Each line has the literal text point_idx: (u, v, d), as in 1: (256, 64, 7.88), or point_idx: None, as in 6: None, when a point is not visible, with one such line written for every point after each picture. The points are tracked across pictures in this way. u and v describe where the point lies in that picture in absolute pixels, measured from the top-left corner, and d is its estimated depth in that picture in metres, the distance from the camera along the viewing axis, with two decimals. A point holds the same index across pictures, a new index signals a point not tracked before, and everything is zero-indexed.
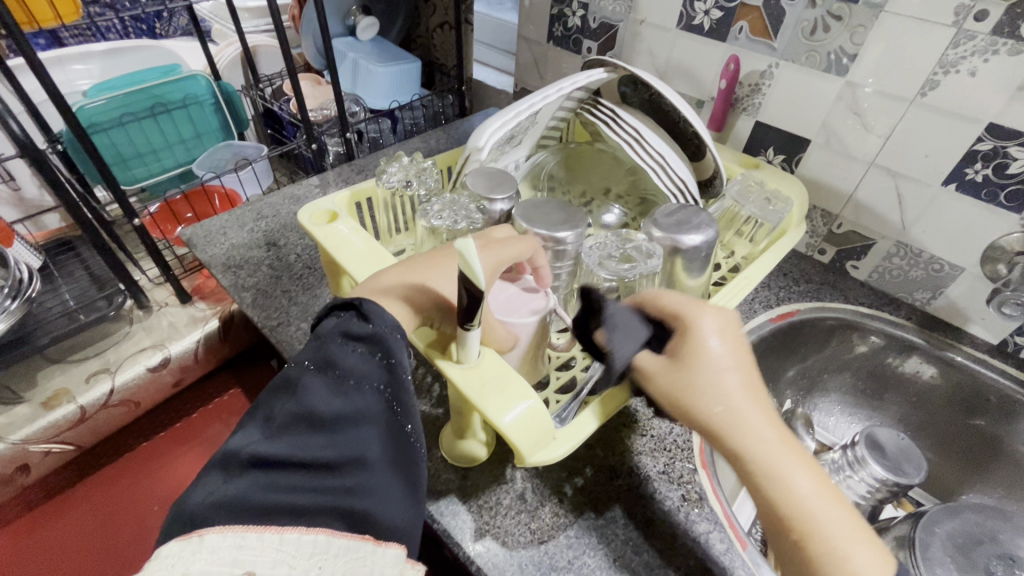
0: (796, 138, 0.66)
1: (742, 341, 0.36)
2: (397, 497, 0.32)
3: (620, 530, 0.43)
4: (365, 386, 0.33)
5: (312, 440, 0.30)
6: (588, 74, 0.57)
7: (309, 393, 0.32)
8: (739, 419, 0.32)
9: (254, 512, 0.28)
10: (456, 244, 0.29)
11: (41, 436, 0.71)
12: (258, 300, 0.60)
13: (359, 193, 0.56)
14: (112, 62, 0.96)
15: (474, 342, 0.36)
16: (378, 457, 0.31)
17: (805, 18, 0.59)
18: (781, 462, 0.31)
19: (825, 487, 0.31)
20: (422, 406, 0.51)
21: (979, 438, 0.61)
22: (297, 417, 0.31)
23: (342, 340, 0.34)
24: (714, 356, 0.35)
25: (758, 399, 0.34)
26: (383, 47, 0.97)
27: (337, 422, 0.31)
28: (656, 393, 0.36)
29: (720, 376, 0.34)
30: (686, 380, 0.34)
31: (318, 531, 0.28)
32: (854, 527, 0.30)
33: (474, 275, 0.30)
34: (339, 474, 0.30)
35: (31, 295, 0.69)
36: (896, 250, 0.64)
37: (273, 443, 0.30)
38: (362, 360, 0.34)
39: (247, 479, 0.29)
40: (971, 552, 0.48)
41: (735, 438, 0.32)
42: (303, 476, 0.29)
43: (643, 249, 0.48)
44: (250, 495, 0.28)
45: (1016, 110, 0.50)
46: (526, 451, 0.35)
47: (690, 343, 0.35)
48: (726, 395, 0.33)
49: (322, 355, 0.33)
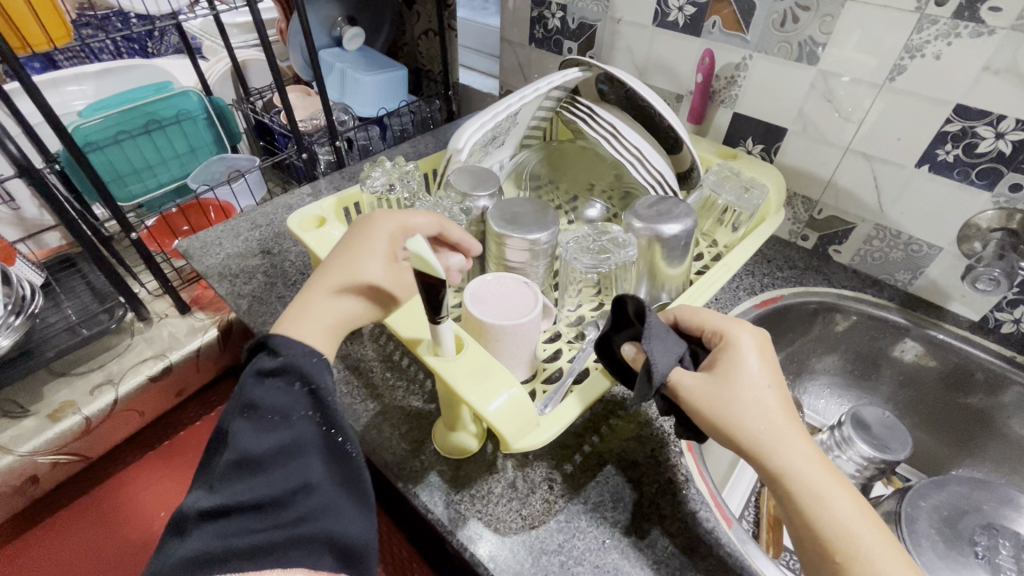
0: (773, 128, 0.67)
1: (777, 364, 0.39)
2: (352, 513, 0.34)
3: (609, 514, 0.44)
4: (292, 419, 0.34)
5: (257, 482, 0.32)
6: (564, 73, 0.59)
7: (238, 437, 0.33)
8: (780, 438, 0.35)
9: (221, 562, 0.30)
10: (410, 244, 0.31)
11: (48, 448, 0.73)
12: (253, 306, 0.62)
13: (346, 198, 0.57)
14: (105, 81, 0.97)
15: (447, 334, 0.37)
16: (321, 479, 0.34)
17: (774, 10, 0.60)
18: (819, 479, 0.34)
19: (861, 506, 0.34)
20: (414, 402, 0.52)
21: (965, 414, 0.62)
22: (234, 465, 0.33)
23: (257, 378, 0.35)
24: (755, 377, 0.38)
25: (795, 420, 0.37)
26: (369, 55, 0.98)
27: (271, 459, 0.33)
28: (695, 411, 0.38)
29: (762, 396, 0.37)
30: (729, 397, 0.37)
31: (294, 569, 0.31)
32: (888, 543, 0.33)
33: (433, 273, 0.31)
34: (289, 508, 0.32)
35: (33, 311, 0.70)
36: (875, 233, 0.65)
37: (217, 496, 0.32)
38: (283, 396, 0.35)
39: (200, 534, 0.31)
40: (956, 523, 0.49)
41: (776, 455, 0.35)
42: (254, 519, 0.32)
43: (619, 240, 0.50)
44: (206, 549, 0.31)
45: (981, 90, 0.51)
46: (511, 437, 0.37)
47: (733, 363, 0.38)
48: (767, 413, 0.36)
49: (242, 400, 0.35)
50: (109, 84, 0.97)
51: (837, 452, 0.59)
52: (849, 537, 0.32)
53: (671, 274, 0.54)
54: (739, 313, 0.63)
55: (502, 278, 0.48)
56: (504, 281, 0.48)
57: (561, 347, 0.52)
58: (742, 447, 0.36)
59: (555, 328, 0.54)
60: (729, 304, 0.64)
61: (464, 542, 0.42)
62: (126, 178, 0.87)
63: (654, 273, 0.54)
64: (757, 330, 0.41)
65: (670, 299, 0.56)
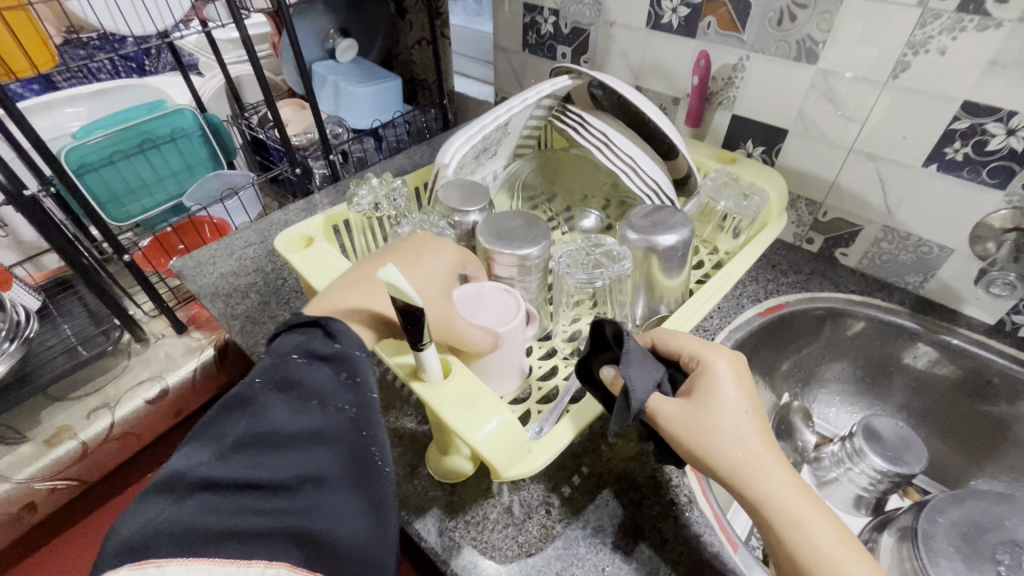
0: (774, 129, 0.65)
1: (755, 389, 0.37)
2: (359, 517, 0.30)
3: (609, 539, 0.42)
4: (328, 406, 0.33)
5: (270, 460, 0.30)
6: (553, 82, 0.57)
7: (268, 410, 0.31)
8: (758, 465, 0.34)
9: (205, 540, 0.26)
10: (381, 275, 0.30)
11: (44, 474, 0.73)
12: (246, 327, 0.61)
13: (335, 216, 0.56)
14: (99, 102, 0.97)
15: (432, 360, 0.36)
16: (336, 473, 0.30)
17: (771, 8, 0.58)
18: (799, 506, 0.33)
19: (844, 535, 0.32)
20: (408, 423, 0.51)
21: (984, 422, 0.59)
22: (255, 436, 0.30)
23: (306, 359, 0.35)
24: (733, 403, 0.36)
25: (773, 446, 0.35)
26: (363, 67, 0.97)
27: (299, 441, 0.31)
28: (673, 438, 0.37)
29: (740, 421, 0.35)
30: (706, 424, 0.35)
31: (280, 565, 0.26)
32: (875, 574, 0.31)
33: (409, 303, 0.30)
34: (294, 495, 0.29)
35: (28, 336, 0.70)
36: (883, 235, 0.63)
37: (225, 465, 0.29)
38: (329, 382, 0.34)
39: (194, 501, 0.27)
40: (976, 540, 0.47)
41: (755, 483, 0.33)
42: (257, 498, 0.28)
43: (614, 252, 0.48)
44: (195, 520, 0.27)
45: (990, 87, 0.49)
46: (500, 465, 0.35)
47: (709, 387, 0.37)
48: (744, 440, 0.34)
49: (281, 374, 0.33)
50: (103, 105, 0.97)
51: (849, 465, 0.57)
52: (832, 569, 0.31)
53: (669, 286, 0.52)
54: (742, 322, 0.61)
55: (478, 286, 0.47)
56: (480, 288, 0.47)
57: (557, 363, 0.50)
58: (720, 475, 0.35)
59: (552, 344, 0.53)
60: (731, 313, 0.63)
61: (459, 573, 0.41)
62: (122, 198, 0.87)
63: (652, 284, 0.52)
64: (735, 354, 0.39)
65: (669, 311, 0.54)
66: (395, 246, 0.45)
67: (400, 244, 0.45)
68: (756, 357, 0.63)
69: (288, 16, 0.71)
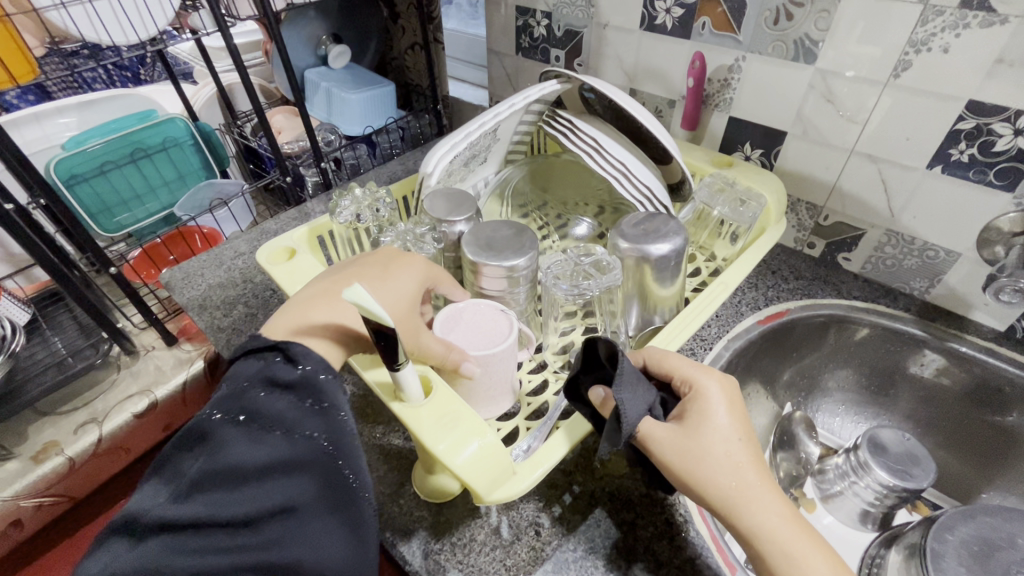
0: (772, 131, 0.63)
1: (747, 415, 0.36)
2: (333, 542, 0.32)
3: (601, 562, 0.41)
4: (293, 435, 0.32)
5: (234, 496, 0.30)
6: (542, 86, 0.56)
7: (226, 446, 0.31)
8: (752, 496, 0.32)
9: None
10: (346, 294, 0.28)
11: (31, 491, 0.72)
12: (232, 340, 0.60)
13: (318, 227, 0.55)
14: (90, 112, 0.97)
15: (411, 379, 0.34)
16: (306, 501, 0.31)
17: (767, 7, 0.56)
18: (793, 538, 0.31)
19: (839, 568, 0.31)
20: (394, 440, 0.49)
21: (994, 433, 0.57)
22: (213, 475, 0.30)
23: (265, 387, 0.33)
24: (725, 430, 0.34)
25: (767, 474, 0.34)
26: (355, 73, 0.96)
27: (262, 475, 0.31)
28: (665, 467, 0.35)
29: (733, 449, 0.34)
30: (699, 453, 0.34)
31: None
32: None
33: (378, 323, 0.29)
34: (262, 529, 0.30)
35: (15, 350, 0.69)
36: (887, 239, 0.61)
37: (185, 505, 0.29)
38: (291, 409, 0.33)
39: (155, 543, 0.28)
40: (986, 560, 0.45)
41: (749, 515, 0.32)
42: (222, 535, 0.29)
43: (604, 262, 0.47)
44: (162, 561, 0.28)
45: (997, 84, 0.47)
46: (483, 490, 0.34)
47: (701, 414, 0.35)
48: (738, 469, 0.33)
49: (241, 405, 0.32)
50: (94, 115, 0.97)
51: (853, 479, 0.55)
52: None
53: (664, 295, 0.50)
54: (740, 331, 0.59)
55: (473, 303, 0.45)
56: (472, 305, 0.45)
57: (547, 378, 0.49)
58: (712, 505, 0.33)
59: (542, 357, 0.51)
60: (730, 321, 0.61)
61: None
62: (114, 209, 0.86)
63: (645, 293, 0.50)
64: (727, 378, 0.38)
65: (664, 321, 0.52)
66: (364, 258, 0.45)
67: (378, 256, 0.45)
68: (756, 366, 0.61)
69: (275, 22, 0.70)
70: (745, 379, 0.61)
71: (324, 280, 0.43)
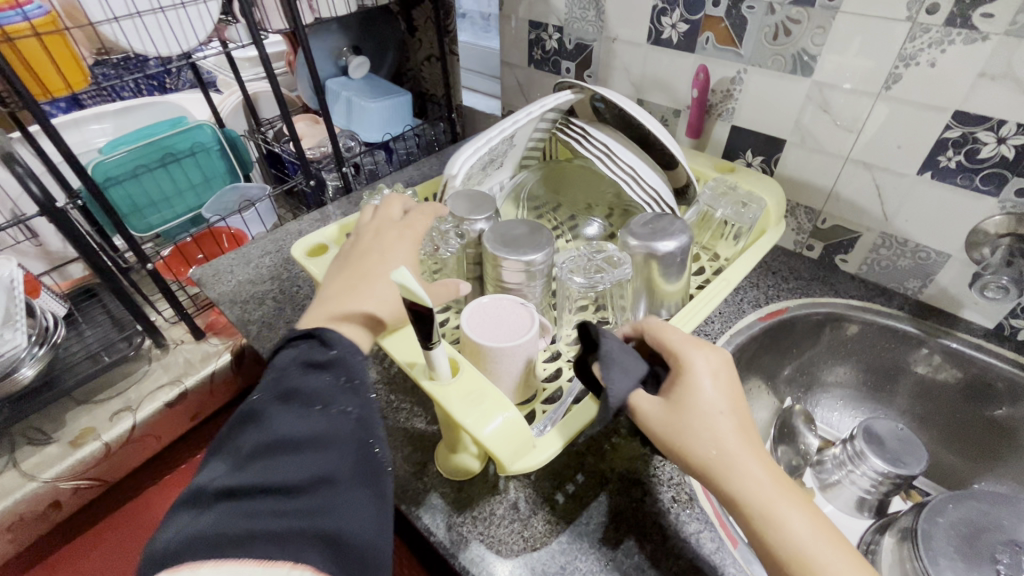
0: (772, 139, 0.67)
1: (733, 387, 0.39)
2: (369, 516, 0.32)
3: (612, 534, 0.44)
4: (331, 410, 0.35)
5: (285, 465, 0.31)
6: (557, 96, 0.60)
7: (276, 421, 0.33)
8: (732, 463, 0.35)
9: (232, 542, 0.28)
10: (394, 276, 0.32)
11: (70, 473, 0.76)
12: (263, 331, 0.64)
13: (348, 225, 0.59)
14: (124, 119, 1.02)
15: (440, 359, 0.38)
16: (345, 473, 0.32)
17: (767, 24, 0.60)
18: (773, 502, 0.34)
19: (819, 528, 0.33)
20: (417, 423, 0.53)
21: (984, 426, 0.60)
22: (267, 445, 0.32)
23: (304, 369, 0.37)
24: (708, 402, 0.37)
25: (751, 443, 0.36)
26: (374, 83, 1.01)
27: (309, 443, 0.32)
28: (653, 437, 0.39)
29: (714, 420, 0.36)
30: (681, 423, 0.37)
31: (304, 567, 0.28)
32: (848, 565, 0.32)
33: (418, 303, 0.33)
34: (311, 495, 0.31)
35: (56, 341, 0.73)
36: (881, 241, 0.64)
37: (244, 473, 0.31)
38: (328, 386, 0.36)
39: (218, 510, 0.29)
40: (975, 540, 0.48)
41: (728, 480, 0.35)
42: (278, 500, 0.30)
43: (614, 258, 0.51)
44: (225, 523, 0.28)
45: (980, 96, 0.50)
46: (506, 459, 0.37)
47: (686, 388, 0.38)
48: (718, 439, 0.36)
49: (284, 386, 0.35)
50: (127, 122, 1.02)
51: (851, 467, 0.58)
52: (802, 559, 0.32)
53: (670, 290, 0.54)
54: (742, 326, 0.63)
55: (497, 299, 0.48)
56: (496, 300, 0.48)
57: (561, 366, 0.52)
58: (695, 471, 0.36)
59: (556, 348, 0.54)
60: (733, 317, 0.64)
61: (466, 565, 0.42)
62: (145, 210, 0.90)
63: (653, 289, 0.54)
64: (715, 353, 0.41)
65: (670, 315, 0.56)
66: (354, 245, 0.47)
67: (363, 236, 0.47)
68: (757, 361, 0.64)
69: (304, 35, 0.74)
70: (748, 373, 0.64)
71: (331, 276, 0.45)
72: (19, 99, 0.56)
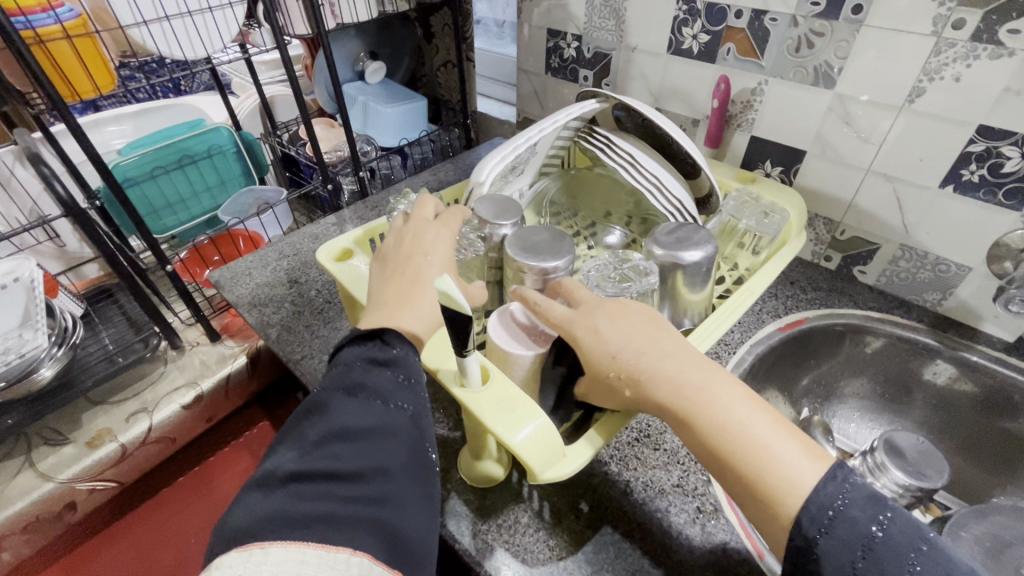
0: (792, 150, 0.68)
1: (617, 323, 0.40)
2: (418, 512, 0.32)
3: (638, 544, 0.44)
4: (389, 404, 0.35)
5: (346, 451, 0.31)
6: (582, 105, 0.60)
7: (337, 410, 0.34)
8: (645, 394, 0.37)
9: (296, 522, 0.28)
10: (438, 284, 0.32)
11: (85, 475, 0.76)
12: (283, 335, 0.64)
13: (372, 230, 0.59)
14: (142, 121, 1.03)
15: (474, 366, 0.38)
16: (399, 467, 0.32)
17: (789, 36, 0.61)
18: (690, 408, 0.35)
19: (732, 406, 0.34)
20: (440, 429, 0.53)
21: (1004, 440, 0.59)
22: (330, 433, 0.32)
23: (367, 365, 0.37)
24: (601, 350, 0.39)
25: (651, 365, 0.37)
26: (390, 87, 1.01)
27: (368, 433, 0.33)
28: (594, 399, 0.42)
29: (612, 363, 0.38)
30: (596, 378, 0.39)
31: (362, 554, 0.28)
32: (767, 425, 0.33)
33: (458, 311, 0.33)
34: (368, 484, 0.31)
35: (75, 342, 0.74)
36: (901, 253, 0.64)
37: (309, 457, 0.31)
38: (388, 381, 0.36)
39: (282, 493, 0.29)
40: (1000, 555, 0.47)
41: (653, 409, 0.37)
42: (338, 486, 0.30)
43: (640, 267, 0.50)
44: (287, 507, 0.28)
45: (1004, 111, 0.51)
46: (538, 468, 0.37)
47: (580, 342, 0.40)
48: (624, 379, 0.38)
49: (347, 379, 0.35)
50: (144, 124, 1.03)
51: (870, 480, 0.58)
52: (730, 442, 0.33)
53: (693, 300, 0.54)
54: (762, 336, 0.63)
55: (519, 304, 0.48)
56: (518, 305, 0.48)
57: None
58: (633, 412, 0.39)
59: None
60: (753, 327, 0.64)
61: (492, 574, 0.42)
62: (161, 212, 0.90)
63: (676, 299, 0.54)
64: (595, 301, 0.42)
65: (693, 325, 0.56)
66: (389, 256, 0.46)
67: (395, 245, 0.47)
68: (775, 371, 0.64)
69: (326, 39, 0.74)
70: (766, 384, 0.64)
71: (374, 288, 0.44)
72: (48, 100, 0.56)
